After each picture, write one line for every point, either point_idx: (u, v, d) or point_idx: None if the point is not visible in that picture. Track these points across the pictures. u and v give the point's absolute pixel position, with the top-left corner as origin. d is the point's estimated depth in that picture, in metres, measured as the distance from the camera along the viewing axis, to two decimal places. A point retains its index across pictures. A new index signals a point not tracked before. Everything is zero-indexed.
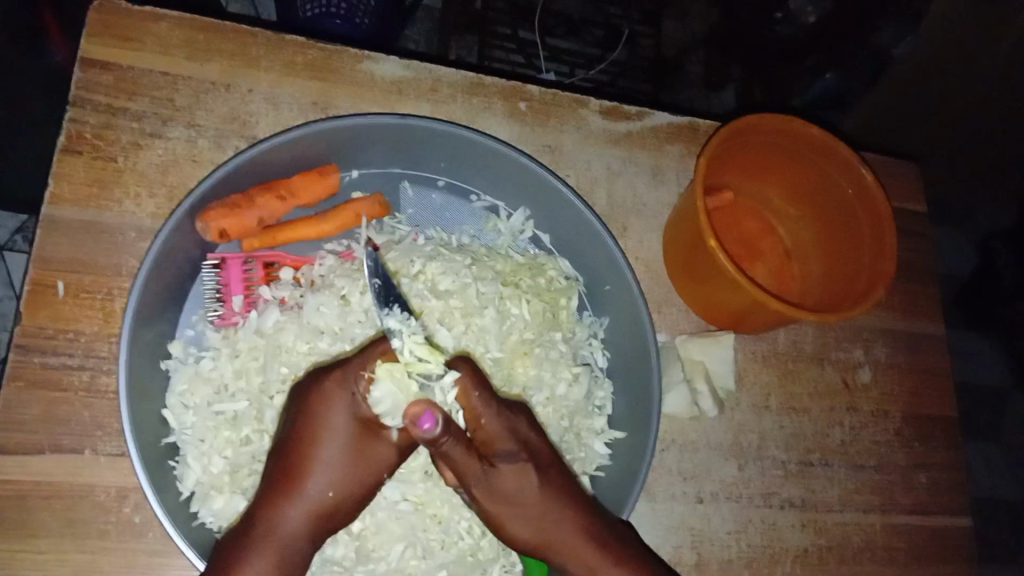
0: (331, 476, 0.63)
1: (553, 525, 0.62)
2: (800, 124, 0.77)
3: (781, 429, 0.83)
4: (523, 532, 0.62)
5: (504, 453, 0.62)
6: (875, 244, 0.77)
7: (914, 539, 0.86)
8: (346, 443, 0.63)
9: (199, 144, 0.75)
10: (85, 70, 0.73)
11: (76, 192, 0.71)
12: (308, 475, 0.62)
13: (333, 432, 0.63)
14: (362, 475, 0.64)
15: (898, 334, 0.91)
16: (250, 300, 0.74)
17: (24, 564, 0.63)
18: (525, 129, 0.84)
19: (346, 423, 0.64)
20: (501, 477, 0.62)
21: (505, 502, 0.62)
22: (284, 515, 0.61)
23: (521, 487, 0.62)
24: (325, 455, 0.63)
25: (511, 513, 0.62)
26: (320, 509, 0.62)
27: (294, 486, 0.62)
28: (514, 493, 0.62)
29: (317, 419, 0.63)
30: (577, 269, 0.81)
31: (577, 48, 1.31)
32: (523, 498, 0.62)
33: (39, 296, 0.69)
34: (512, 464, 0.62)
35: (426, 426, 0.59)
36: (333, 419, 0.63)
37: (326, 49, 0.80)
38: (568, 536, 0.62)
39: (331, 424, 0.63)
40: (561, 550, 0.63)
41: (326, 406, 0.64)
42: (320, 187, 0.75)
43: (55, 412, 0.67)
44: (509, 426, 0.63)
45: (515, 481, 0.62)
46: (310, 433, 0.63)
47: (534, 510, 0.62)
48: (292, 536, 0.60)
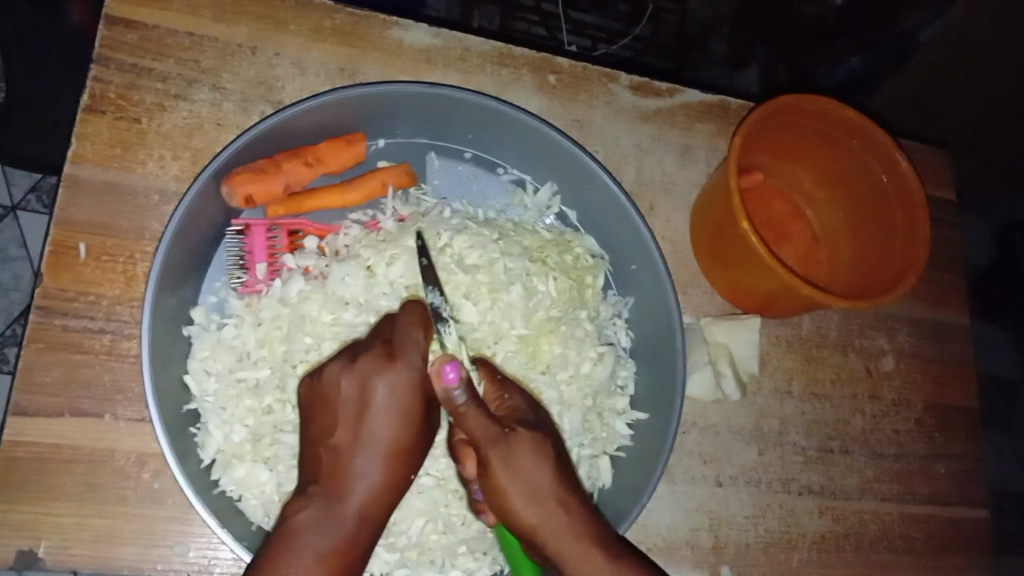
0: (394, 457, 0.63)
1: (560, 509, 0.60)
2: (835, 106, 0.76)
3: (803, 415, 0.83)
4: (526, 512, 0.60)
5: (524, 422, 0.63)
6: (907, 231, 0.76)
7: (930, 529, 0.85)
8: (409, 424, 0.64)
9: (224, 108, 0.74)
10: (110, 28, 0.72)
11: (99, 152, 0.70)
12: (373, 457, 0.62)
13: (398, 413, 0.63)
14: (418, 453, 0.65)
15: (923, 323, 0.90)
16: (274, 268, 0.72)
17: (44, 526, 0.63)
18: (553, 102, 0.83)
19: (408, 403, 0.64)
20: (518, 442, 0.60)
21: (513, 465, 0.59)
22: (354, 499, 0.60)
23: (537, 460, 0.61)
24: (388, 436, 0.63)
25: (517, 480, 0.59)
26: (385, 492, 0.62)
27: (363, 469, 0.61)
28: (530, 463, 0.60)
29: (382, 401, 0.63)
30: (603, 247, 0.80)
31: (598, 22, 1.28)
32: (534, 474, 0.60)
33: (60, 258, 0.68)
34: (531, 433, 0.62)
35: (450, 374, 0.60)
36: (393, 399, 0.63)
37: (354, 14, 0.79)
38: (571, 522, 0.60)
39: (395, 405, 0.63)
40: (561, 542, 0.59)
41: (394, 388, 0.63)
42: (347, 155, 0.73)
43: (75, 375, 0.66)
44: (532, 406, 0.65)
45: (530, 450, 0.61)
46: (375, 415, 0.63)
47: (542, 488, 0.60)
48: (360, 516, 0.60)
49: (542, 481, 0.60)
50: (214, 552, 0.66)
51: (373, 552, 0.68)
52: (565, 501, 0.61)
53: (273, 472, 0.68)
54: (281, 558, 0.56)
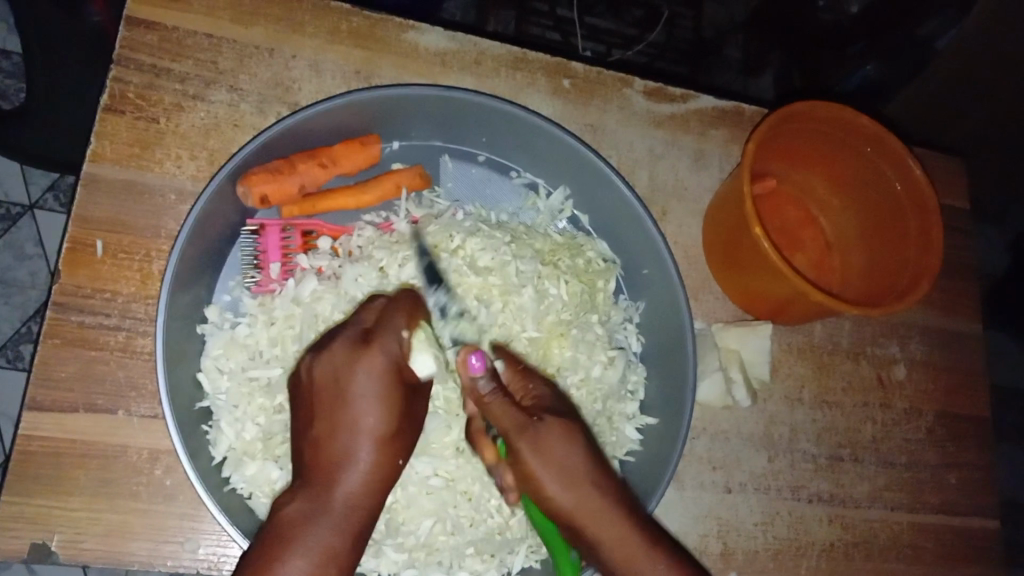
0: (380, 446, 0.62)
1: (592, 493, 0.61)
2: (849, 114, 0.75)
3: (813, 423, 0.82)
4: (563, 497, 0.61)
5: (549, 411, 0.64)
6: (920, 239, 0.76)
7: (940, 539, 0.85)
8: (392, 410, 0.62)
9: (241, 109, 0.74)
10: (130, 29, 0.73)
11: (117, 151, 0.71)
12: (357, 447, 0.61)
13: (378, 399, 0.61)
14: (408, 436, 0.64)
15: (936, 332, 0.90)
16: (288, 268, 0.73)
17: (58, 520, 0.64)
18: (567, 107, 0.83)
19: (388, 387, 0.62)
20: (548, 429, 0.61)
21: (547, 455, 0.60)
22: (340, 490, 0.60)
23: (568, 447, 0.61)
24: (372, 423, 0.62)
25: (552, 467, 0.60)
26: (375, 480, 0.62)
27: (346, 460, 0.61)
28: (562, 449, 0.61)
29: (361, 390, 0.61)
30: (615, 251, 0.80)
31: (613, 27, 1.29)
32: (567, 460, 0.61)
33: (77, 255, 0.68)
34: (560, 420, 0.63)
35: (475, 363, 0.61)
36: (370, 384, 0.61)
37: (371, 18, 0.79)
38: (608, 506, 0.61)
39: (375, 391, 0.62)
40: (599, 525, 0.60)
41: (371, 375, 0.61)
42: (361, 157, 0.74)
43: (91, 371, 0.67)
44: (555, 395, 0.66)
45: (560, 438, 0.62)
46: (355, 404, 0.61)
47: (577, 474, 0.61)
48: (351, 506, 0.60)
49: (575, 467, 0.61)
50: (223, 549, 0.66)
51: (380, 552, 0.68)
52: (601, 485, 0.62)
53: (284, 470, 0.68)
54: (269, 556, 0.57)
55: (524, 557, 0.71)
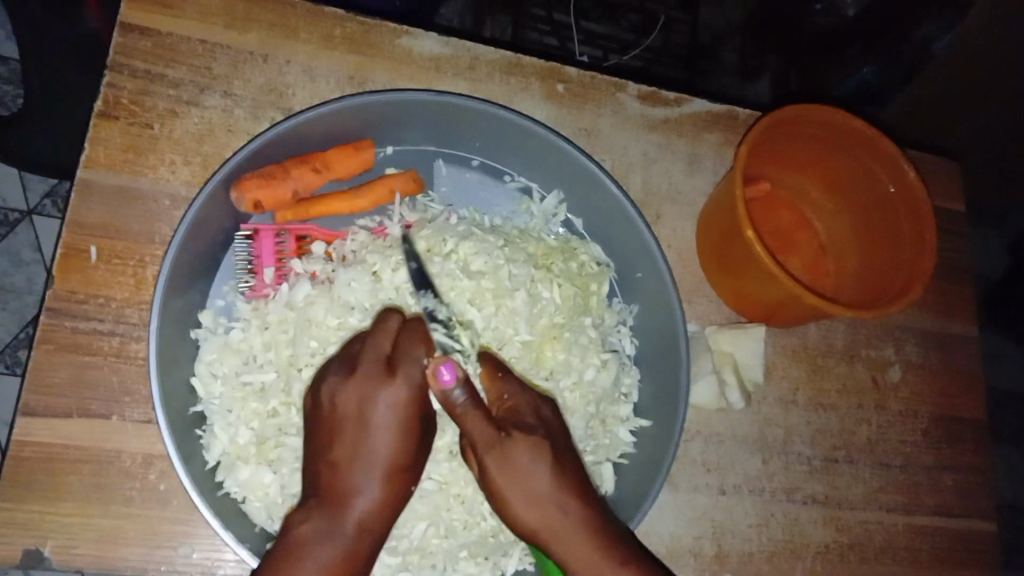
0: (392, 472, 0.63)
1: (555, 512, 0.59)
2: (842, 117, 0.75)
3: (808, 425, 0.83)
4: (529, 516, 0.60)
5: (520, 425, 0.62)
6: (913, 242, 0.76)
7: (936, 541, 0.85)
8: (407, 438, 0.63)
9: (235, 114, 0.75)
10: (124, 36, 0.73)
11: (112, 157, 0.71)
12: (372, 472, 0.62)
13: (397, 429, 0.62)
14: (416, 464, 0.65)
15: (931, 333, 0.90)
16: (282, 273, 0.73)
17: (52, 525, 0.64)
18: (561, 110, 0.83)
19: (408, 418, 0.63)
20: (514, 447, 0.59)
21: (511, 473, 0.59)
22: (353, 514, 0.60)
23: (535, 464, 0.60)
24: (388, 450, 0.62)
25: (515, 485, 0.59)
26: (384, 505, 0.62)
27: (361, 484, 0.61)
28: (528, 468, 0.59)
29: (382, 419, 0.62)
30: (609, 255, 0.80)
31: (610, 32, 1.29)
32: (535, 477, 0.59)
33: (71, 260, 0.69)
34: (527, 436, 0.60)
35: (445, 374, 0.60)
36: (391, 415, 0.62)
37: (365, 23, 0.80)
38: (572, 527, 0.59)
39: (394, 421, 0.62)
40: (563, 541, 0.59)
41: (392, 404, 0.62)
42: (355, 162, 0.74)
43: (84, 376, 0.67)
44: (532, 405, 0.64)
45: (526, 454, 0.60)
46: (375, 430, 0.62)
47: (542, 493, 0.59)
48: (361, 532, 0.60)
49: (541, 486, 0.59)
50: (217, 553, 0.67)
51: None
52: (566, 503, 0.60)
53: (277, 474, 0.69)
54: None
55: (519, 560, 0.70)
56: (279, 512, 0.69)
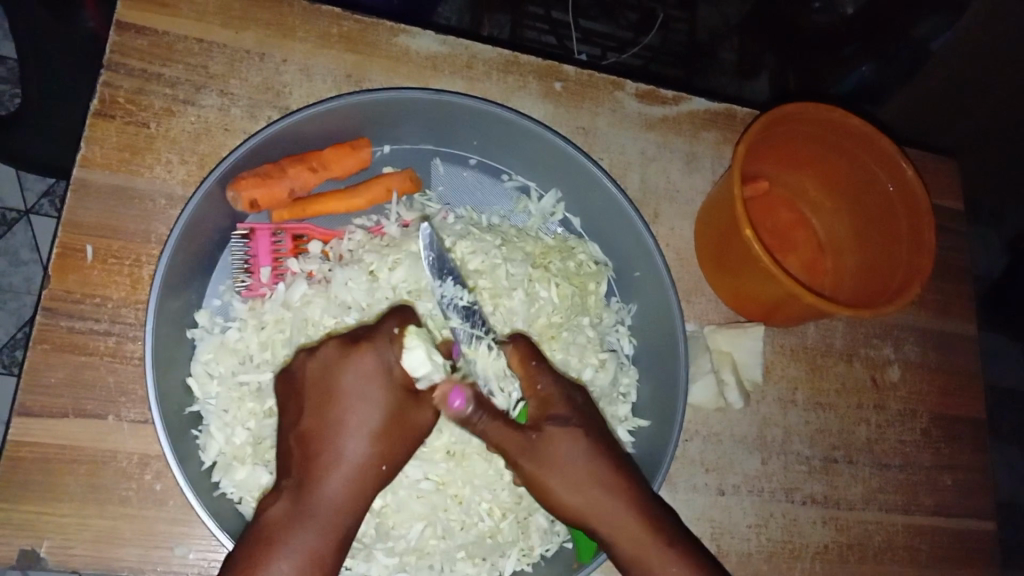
0: (371, 444, 0.61)
1: (599, 499, 0.59)
2: (840, 115, 0.75)
3: (807, 425, 0.82)
4: (572, 503, 0.60)
5: (553, 418, 0.61)
6: (913, 240, 0.75)
7: (935, 540, 0.84)
8: (383, 411, 0.62)
9: (231, 113, 0.74)
10: (121, 35, 0.73)
11: (107, 156, 0.71)
12: (345, 444, 0.60)
13: (374, 401, 0.61)
14: (404, 441, 0.63)
15: (930, 333, 0.89)
16: (278, 272, 0.73)
17: (46, 526, 0.64)
18: (559, 109, 0.83)
19: (386, 391, 0.62)
20: (549, 441, 0.60)
21: (548, 465, 0.59)
22: (325, 489, 0.59)
23: (573, 454, 0.60)
24: (364, 422, 0.61)
25: (557, 479, 0.59)
26: (362, 481, 0.60)
27: (333, 457, 0.60)
28: (561, 456, 0.59)
29: (357, 390, 0.61)
30: (607, 254, 0.80)
31: (609, 31, 1.28)
32: (570, 463, 0.59)
33: (68, 260, 0.68)
34: (562, 428, 0.60)
35: (455, 403, 0.60)
36: (364, 386, 0.61)
37: (362, 22, 0.79)
38: (614, 509, 0.59)
39: (370, 392, 0.61)
40: (610, 529, 0.59)
41: (359, 372, 0.62)
42: (352, 161, 0.74)
43: (80, 376, 0.67)
44: (564, 394, 0.63)
45: (563, 447, 0.60)
46: (344, 400, 0.61)
47: (581, 478, 0.59)
48: (335, 510, 0.59)
49: (579, 474, 0.59)
50: (214, 554, 0.66)
51: (371, 556, 0.68)
52: (609, 489, 0.60)
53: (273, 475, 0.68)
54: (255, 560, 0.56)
55: (516, 560, 0.71)
56: None
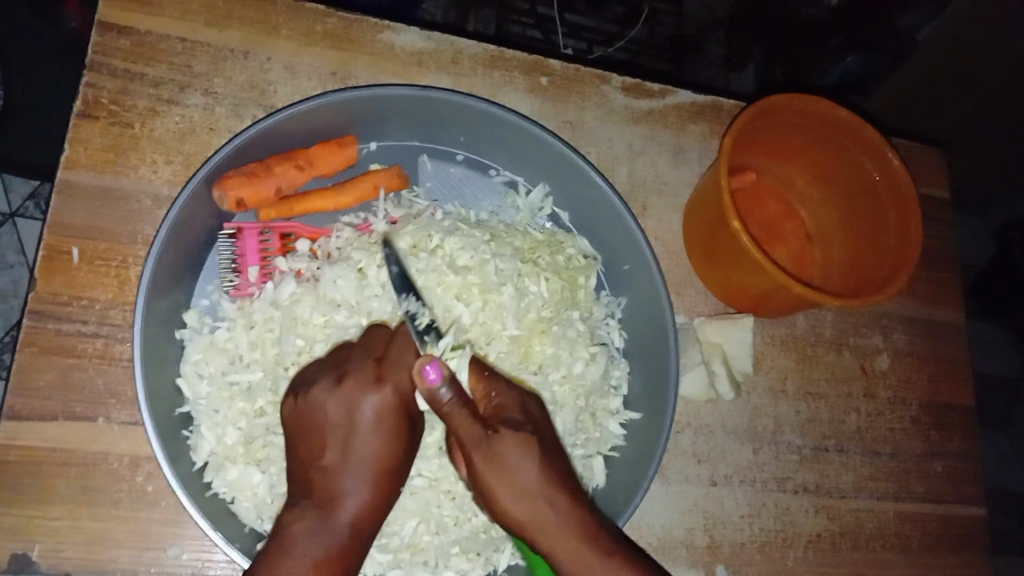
0: (383, 469, 0.63)
1: (545, 506, 0.58)
2: (826, 106, 0.75)
3: (797, 415, 0.83)
4: (517, 509, 0.58)
5: (507, 421, 0.61)
6: (899, 229, 0.76)
7: (926, 527, 0.85)
8: (392, 443, 0.64)
9: (216, 113, 0.74)
10: (103, 34, 0.72)
11: (92, 157, 0.70)
12: (366, 473, 0.62)
13: (385, 427, 0.64)
14: (403, 464, 0.65)
15: (918, 321, 0.90)
16: (267, 271, 0.73)
17: (38, 530, 0.63)
18: (546, 104, 0.83)
19: (393, 418, 0.64)
20: (502, 443, 0.58)
21: (499, 468, 0.58)
22: (346, 512, 0.60)
23: (524, 458, 0.58)
24: (375, 448, 0.63)
25: (504, 483, 0.58)
26: (376, 502, 0.62)
27: (353, 481, 0.62)
28: (516, 462, 0.58)
29: (370, 416, 0.63)
30: (595, 247, 0.80)
31: (595, 25, 1.27)
32: (523, 470, 0.58)
33: (54, 262, 0.68)
34: (517, 431, 0.60)
35: (432, 375, 0.60)
36: (373, 413, 0.63)
37: (346, 18, 0.79)
38: (561, 519, 0.58)
39: (381, 420, 0.64)
40: (553, 540, 0.57)
41: (379, 407, 0.64)
42: (338, 158, 0.74)
43: (68, 379, 0.66)
44: (519, 402, 0.63)
45: (517, 450, 0.59)
46: (363, 435, 0.63)
47: (531, 483, 0.58)
48: (356, 529, 0.60)
49: (528, 481, 0.58)
50: (207, 555, 0.66)
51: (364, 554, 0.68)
52: (554, 497, 0.58)
53: (265, 473, 0.68)
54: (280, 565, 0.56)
55: (511, 555, 0.71)
56: (269, 512, 0.68)
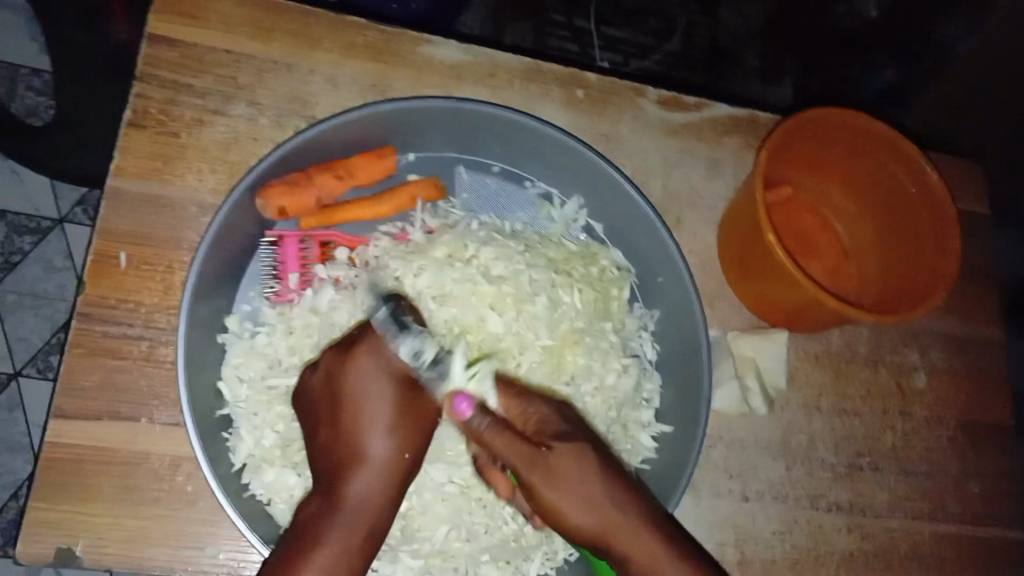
0: (390, 438, 0.66)
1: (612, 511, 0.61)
2: (863, 120, 0.75)
3: (831, 431, 0.82)
4: (587, 521, 0.61)
5: (556, 435, 0.63)
6: (937, 245, 0.75)
7: (963, 549, 0.83)
8: (395, 405, 0.66)
9: (260, 123, 0.76)
10: (153, 47, 0.75)
11: (140, 165, 0.73)
12: (368, 441, 0.65)
13: (378, 399, 0.66)
14: (420, 427, 0.67)
15: (957, 339, 0.89)
16: (306, 278, 0.75)
17: (82, 526, 0.65)
18: (582, 117, 0.84)
19: (384, 386, 0.66)
20: (559, 459, 0.61)
21: (564, 484, 0.60)
22: (353, 487, 0.64)
23: (583, 467, 0.61)
24: (375, 420, 0.66)
25: (570, 499, 0.60)
26: (386, 470, 0.65)
27: (357, 458, 0.65)
28: (576, 474, 0.61)
29: (360, 390, 0.66)
30: (629, 260, 0.80)
31: (630, 37, 1.27)
32: (585, 480, 0.61)
33: (102, 267, 0.70)
34: (568, 443, 0.62)
35: (461, 404, 0.63)
36: (361, 386, 0.66)
37: (386, 32, 0.81)
38: (630, 524, 0.60)
39: (371, 391, 0.66)
40: (626, 543, 0.60)
41: (364, 379, 0.66)
42: (378, 169, 0.75)
43: (113, 380, 0.68)
44: (561, 415, 0.65)
45: (574, 462, 0.61)
46: (356, 405, 0.66)
47: (598, 493, 0.61)
48: (368, 501, 0.64)
49: (593, 491, 0.61)
50: (243, 555, 0.68)
51: (397, 559, 0.69)
52: (621, 503, 0.61)
53: (301, 476, 0.70)
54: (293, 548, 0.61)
55: (539, 564, 0.71)
56: None
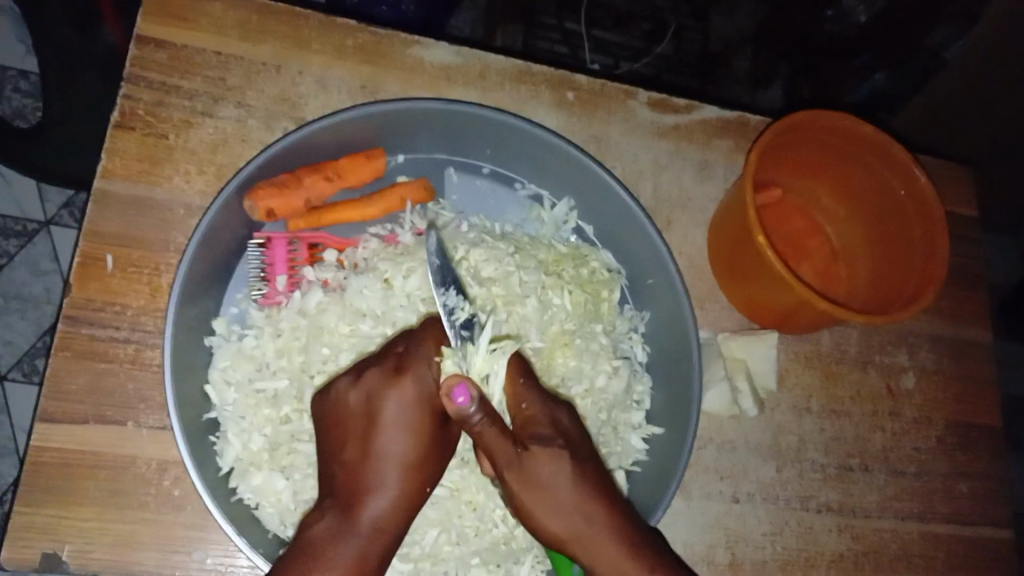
0: (410, 469, 0.63)
1: (580, 522, 0.60)
2: (853, 122, 0.75)
3: (821, 432, 0.82)
4: (555, 526, 0.60)
5: (537, 437, 0.61)
6: (927, 246, 0.75)
7: (952, 549, 0.84)
8: (423, 438, 0.64)
9: (248, 125, 0.76)
10: (141, 48, 0.74)
11: (128, 167, 0.72)
12: (391, 470, 0.63)
13: (410, 427, 0.63)
14: (435, 463, 0.65)
15: (945, 340, 0.89)
16: (295, 280, 0.74)
17: (68, 530, 0.65)
18: (572, 119, 0.84)
19: (418, 414, 0.64)
20: (534, 462, 0.60)
21: (535, 488, 0.59)
22: (370, 511, 0.61)
23: (556, 474, 0.60)
24: (400, 447, 0.63)
25: (541, 503, 0.60)
26: (404, 501, 0.63)
27: (378, 482, 0.62)
28: (548, 479, 0.60)
29: (393, 415, 0.63)
30: (619, 261, 0.80)
31: (622, 41, 1.28)
32: (557, 487, 0.60)
33: (88, 270, 0.70)
34: (547, 448, 0.61)
35: (461, 399, 0.58)
36: (394, 412, 0.63)
37: (377, 34, 0.80)
38: (599, 534, 0.60)
39: (404, 419, 0.63)
40: (591, 553, 0.60)
41: (402, 403, 0.63)
42: (367, 170, 0.75)
43: (100, 384, 0.68)
44: (549, 416, 0.64)
45: (550, 467, 0.60)
46: (386, 430, 0.63)
47: (567, 502, 0.60)
48: (381, 528, 0.61)
49: (564, 499, 0.60)
50: (231, 560, 0.67)
51: None
52: (589, 511, 0.60)
53: (289, 480, 0.69)
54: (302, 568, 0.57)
55: (530, 568, 0.71)
56: (292, 518, 0.69)
